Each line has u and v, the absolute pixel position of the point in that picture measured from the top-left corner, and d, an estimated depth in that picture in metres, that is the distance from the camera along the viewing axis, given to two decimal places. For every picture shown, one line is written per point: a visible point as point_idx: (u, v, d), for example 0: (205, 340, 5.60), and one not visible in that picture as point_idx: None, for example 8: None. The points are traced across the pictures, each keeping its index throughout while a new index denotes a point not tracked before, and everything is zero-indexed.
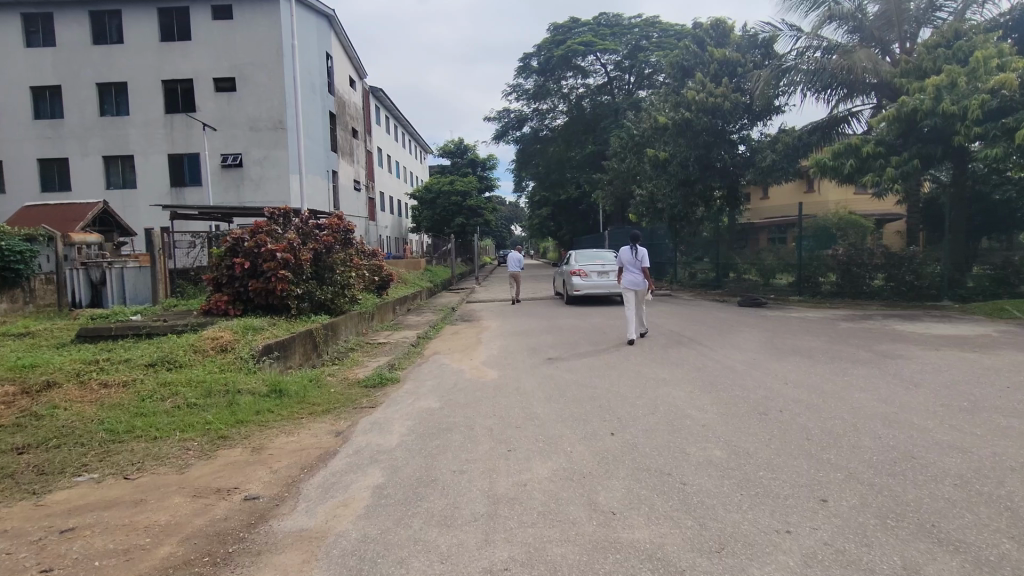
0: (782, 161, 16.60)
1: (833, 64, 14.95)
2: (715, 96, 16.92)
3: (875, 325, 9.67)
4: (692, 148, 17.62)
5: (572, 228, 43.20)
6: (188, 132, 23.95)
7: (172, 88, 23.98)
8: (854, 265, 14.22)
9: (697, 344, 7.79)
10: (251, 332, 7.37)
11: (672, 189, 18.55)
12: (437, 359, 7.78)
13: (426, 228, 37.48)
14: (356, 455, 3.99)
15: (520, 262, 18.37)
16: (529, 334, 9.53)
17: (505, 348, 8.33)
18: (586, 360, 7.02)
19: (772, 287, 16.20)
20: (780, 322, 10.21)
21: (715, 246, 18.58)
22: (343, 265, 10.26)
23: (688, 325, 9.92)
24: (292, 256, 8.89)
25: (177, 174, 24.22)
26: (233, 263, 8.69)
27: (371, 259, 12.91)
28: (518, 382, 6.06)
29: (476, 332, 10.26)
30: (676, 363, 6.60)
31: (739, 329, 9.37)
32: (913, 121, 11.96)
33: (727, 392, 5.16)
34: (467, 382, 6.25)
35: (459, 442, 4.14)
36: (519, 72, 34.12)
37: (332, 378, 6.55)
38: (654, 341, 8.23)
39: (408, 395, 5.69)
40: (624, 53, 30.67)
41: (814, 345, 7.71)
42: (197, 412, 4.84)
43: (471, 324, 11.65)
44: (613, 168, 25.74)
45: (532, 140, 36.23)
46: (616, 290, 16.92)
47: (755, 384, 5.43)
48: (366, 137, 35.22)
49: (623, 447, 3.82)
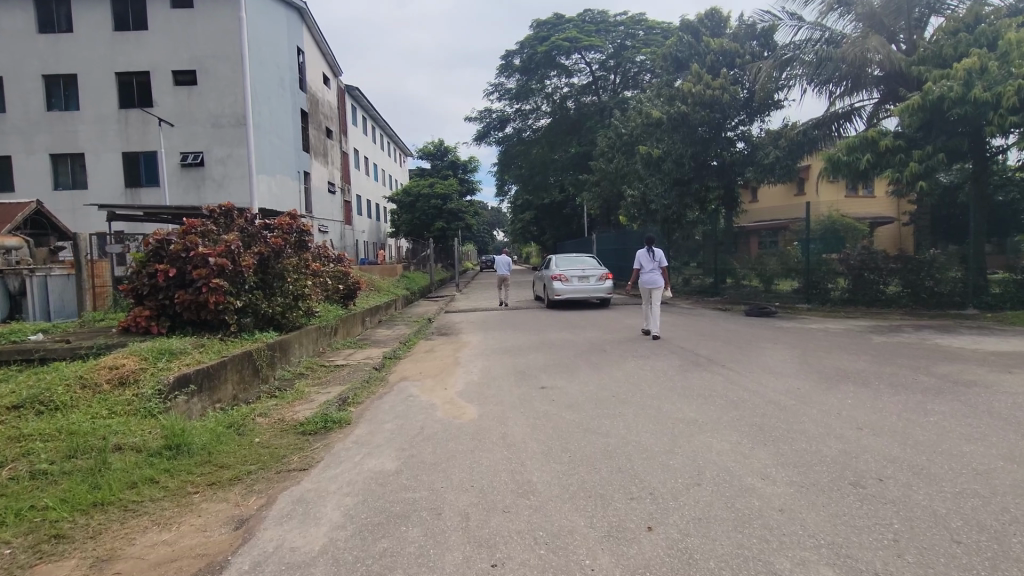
0: (786, 158, 15.53)
1: (840, 54, 13.79)
2: (713, 88, 15.66)
3: (911, 339, 8.44)
4: (687, 145, 16.44)
5: (556, 232, 41.98)
6: (143, 128, 22.14)
7: (127, 81, 22.17)
8: (867, 271, 13.03)
9: (719, 366, 6.46)
10: (166, 358, 5.88)
11: (666, 189, 17.33)
12: (403, 388, 6.33)
13: (404, 232, 35.90)
14: (253, 573, 2.56)
15: (509, 266, 17.07)
16: (515, 353, 8.11)
17: (485, 372, 6.90)
18: (587, 390, 5.63)
19: (774, 294, 14.96)
20: (803, 336, 8.94)
21: (711, 250, 17.36)
22: (296, 272, 8.78)
23: (697, 339, 8.60)
24: (229, 262, 7.36)
25: (133, 174, 22.41)
26: (156, 270, 7.14)
27: (334, 264, 11.40)
28: (502, 425, 4.63)
29: (452, 349, 8.82)
30: (702, 395, 5.23)
31: (760, 344, 8.07)
32: (937, 111, 10.75)
33: (790, 446, 3.80)
34: (436, 424, 4.81)
35: (416, 547, 2.70)
36: (500, 71, 32.71)
37: (262, 421, 5.05)
38: (664, 361, 6.86)
39: (356, 447, 4.25)
40: (610, 51, 29.56)
41: (858, 366, 6.42)
42: (39, 490, 3.34)
43: (447, 338, 10.21)
44: (600, 169, 24.52)
45: (514, 141, 34.89)
46: (598, 295, 15.67)
47: (820, 431, 4.08)
48: (342, 137, 33.58)
49: (677, 564, 2.45)
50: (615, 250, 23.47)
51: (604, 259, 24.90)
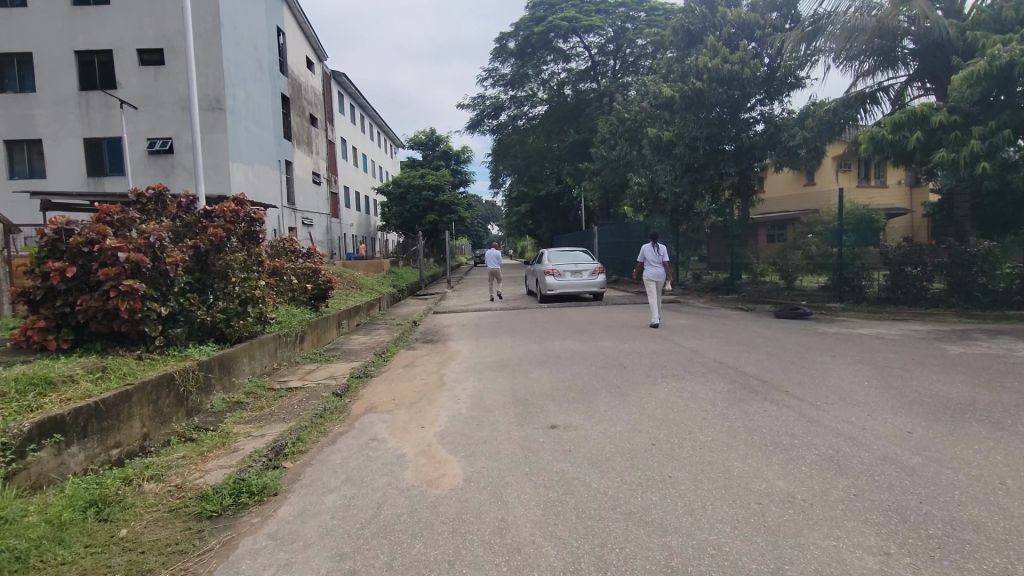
0: (816, 142, 13.82)
1: (880, 21, 12.13)
2: (731, 62, 14.04)
3: (991, 350, 6.93)
4: (700, 127, 14.85)
5: (552, 225, 40.53)
6: (106, 113, 20.39)
7: (88, 60, 20.40)
8: (909, 266, 11.54)
9: (784, 395, 4.89)
10: (36, 392, 4.25)
11: (678, 177, 15.73)
12: (366, 425, 4.79)
13: (394, 225, 34.19)
14: None
15: (499, 259, 15.55)
16: (513, 370, 6.58)
17: (474, 400, 5.33)
18: (615, 435, 4.08)
19: (798, 291, 13.48)
20: (860, 344, 7.44)
21: (726, 243, 15.85)
22: (245, 270, 7.20)
23: (733, 349, 7.02)
24: (148, 258, 5.78)
25: (96, 162, 20.68)
26: (50, 270, 5.53)
27: (302, 263, 9.90)
28: (499, 503, 3.09)
29: (436, 364, 7.25)
30: (781, 445, 3.68)
31: (816, 356, 6.55)
32: (1006, 79, 9.19)
33: (981, 567, 2.28)
34: (400, 495, 3.28)
35: None
36: (495, 55, 30.89)
37: (151, 489, 3.47)
38: (706, 386, 5.30)
39: (268, 552, 2.72)
40: (610, 34, 27.94)
41: (962, 393, 4.87)
42: None
43: (432, 348, 8.63)
44: (601, 156, 23.00)
45: (508, 131, 32.89)
46: (595, 288, 14.41)
47: (1007, 528, 2.56)
48: (328, 125, 31.81)
49: None
50: (616, 243, 21.98)
51: (606, 252, 23.45)
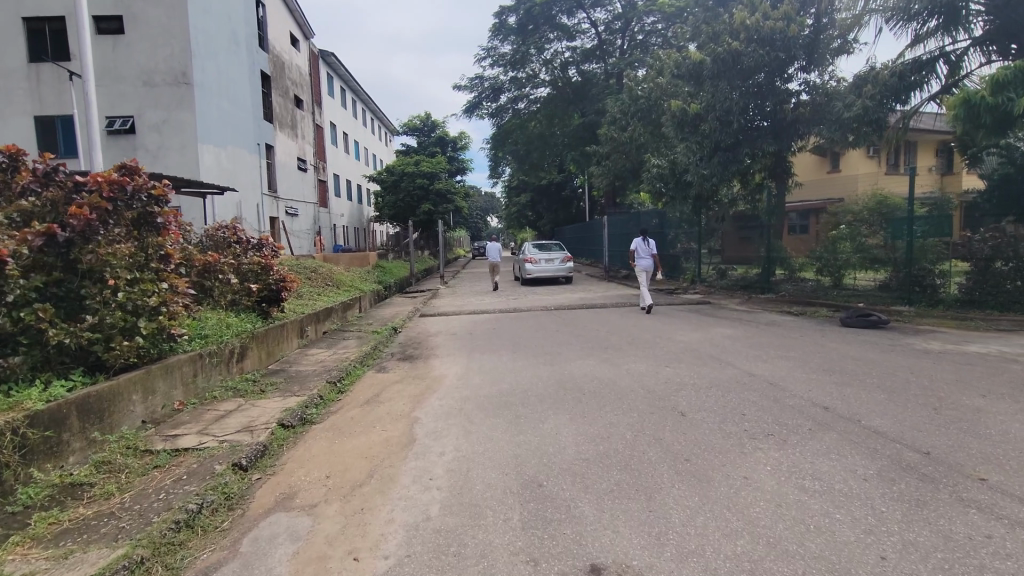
0: (879, 108, 11.32)
1: None
2: (773, 20, 11.91)
3: None
4: (732, 97, 12.70)
5: (554, 218, 38.46)
6: (59, 87, 18.25)
7: (38, 29, 18.20)
8: (997, 261, 9.35)
9: (995, 494, 2.81)
10: None
11: (704, 157, 13.66)
12: (261, 545, 2.76)
13: (387, 216, 31.86)
14: None
15: (501, 251, 13.46)
16: (514, 415, 4.52)
17: (456, 482, 3.29)
18: None
19: (846, 290, 11.46)
20: (991, 368, 5.46)
21: (756, 235, 13.81)
22: (137, 269, 5.08)
23: (829, 384, 4.93)
24: None
25: (49, 143, 18.53)
26: None
27: (246, 256, 7.80)
28: None
29: (407, 401, 5.19)
30: None
31: (959, 397, 4.49)
32: None
33: None
34: None
35: None
36: (494, 33, 28.39)
37: None
38: (833, 465, 3.25)
39: None
40: (618, 11, 25.84)
41: None
42: None
43: (408, 370, 6.55)
44: (610, 139, 20.80)
45: (508, 115, 30.11)
46: (566, 273, 15.02)
47: None
48: (316, 108, 29.60)
49: None
50: (626, 235, 19.94)
51: (615, 244, 21.41)
